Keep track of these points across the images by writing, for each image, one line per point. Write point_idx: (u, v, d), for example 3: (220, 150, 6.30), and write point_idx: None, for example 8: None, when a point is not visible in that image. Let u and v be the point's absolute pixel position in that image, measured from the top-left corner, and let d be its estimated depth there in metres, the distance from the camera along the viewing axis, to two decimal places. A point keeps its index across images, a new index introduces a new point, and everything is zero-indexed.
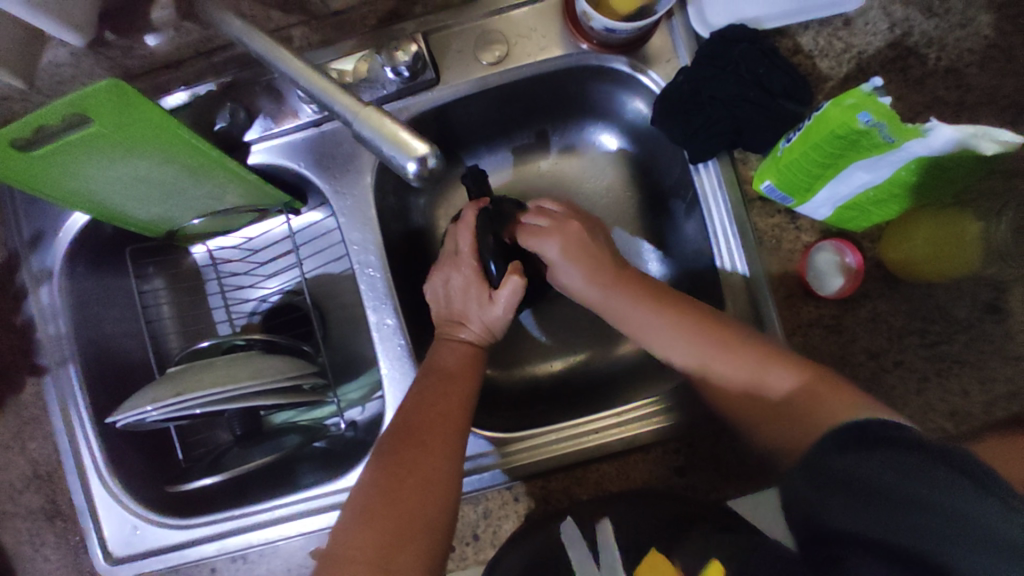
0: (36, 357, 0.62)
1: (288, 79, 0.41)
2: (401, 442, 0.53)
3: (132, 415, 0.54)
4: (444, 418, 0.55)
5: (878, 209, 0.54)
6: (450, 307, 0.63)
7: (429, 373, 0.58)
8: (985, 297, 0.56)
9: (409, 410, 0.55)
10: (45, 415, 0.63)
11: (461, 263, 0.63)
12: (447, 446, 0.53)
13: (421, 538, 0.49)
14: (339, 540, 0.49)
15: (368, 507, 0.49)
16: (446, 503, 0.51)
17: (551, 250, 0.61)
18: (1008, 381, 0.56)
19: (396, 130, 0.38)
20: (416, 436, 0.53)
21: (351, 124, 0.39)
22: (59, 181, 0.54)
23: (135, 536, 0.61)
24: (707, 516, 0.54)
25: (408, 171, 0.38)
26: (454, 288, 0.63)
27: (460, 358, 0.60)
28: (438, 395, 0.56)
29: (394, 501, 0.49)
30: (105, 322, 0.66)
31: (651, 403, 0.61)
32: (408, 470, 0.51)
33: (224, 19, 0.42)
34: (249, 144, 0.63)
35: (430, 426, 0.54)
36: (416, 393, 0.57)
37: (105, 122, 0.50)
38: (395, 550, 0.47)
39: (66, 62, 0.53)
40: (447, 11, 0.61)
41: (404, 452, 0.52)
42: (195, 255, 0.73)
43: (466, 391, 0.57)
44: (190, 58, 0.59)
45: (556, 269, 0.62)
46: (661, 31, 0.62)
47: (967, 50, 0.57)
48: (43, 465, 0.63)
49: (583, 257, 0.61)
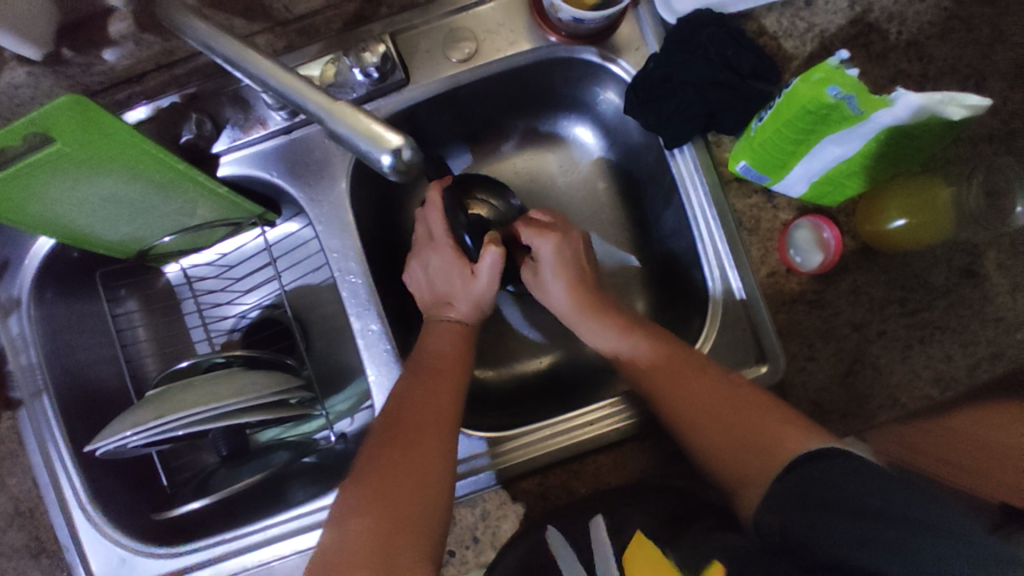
0: (9, 390, 0.59)
1: (256, 81, 0.40)
2: (396, 442, 0.52)
3: (113, 442, 0.52)
4: (436, 415, 0.54)
5: (852, 182, 0.55)
6: (434, 289, 0.63)
7: (420, 369, 0.57)
8: (961, 262, 0.58)
9: (399, 408, 0.54)
10: (22, 448, 0.60)
11: (438, 245, 0.62)
12: (439, 444, 0.53)
13: (417, 538, 0.48)
14: (337, 545, 0.47)
15: (365, 511, 0.48)
16: (442, 502, 0.50)
17: (546, 246, 0.62)
18: (990, 343, 0.58)
19: (371, 124, 0.37)
20: (407, 435, 0.52)
21: (324, 123, 0.38)
22: (21, 207, 0.52)
23: (123, 569, 0.59)
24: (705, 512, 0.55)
25: (384, 165, 0.37)
26: (433, 271, 0.63)
27: (449, 338, 0.60)
28: (430, 391, 0.55)
29: (391, 502, 0.49)
30: (78, 350, 0.63)
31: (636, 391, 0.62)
32: (404, 472, 0.50)
33: (187, 22, 0.41)
34: (217, 156, 0.61)
35: (423, 425, 0.53)
36: (405, 389, 0.56)
37: (68, 140, 0.48)
38: (392, 549, 0.47)
39: (23, 83, 0.51)
40: (413, 11, 0.60)
41: (398, 454, 0.51)
42: (167, 274, 0.71)
43: (455, 390, 0.57)
44: (152, 71, 0.57)
45: (544, 269, 0.63)
46: (628, 20, 0.61)
47: (927, 23, 0.59)
48: (24, 501, 0.60)
49: (567, 264, 0.62)
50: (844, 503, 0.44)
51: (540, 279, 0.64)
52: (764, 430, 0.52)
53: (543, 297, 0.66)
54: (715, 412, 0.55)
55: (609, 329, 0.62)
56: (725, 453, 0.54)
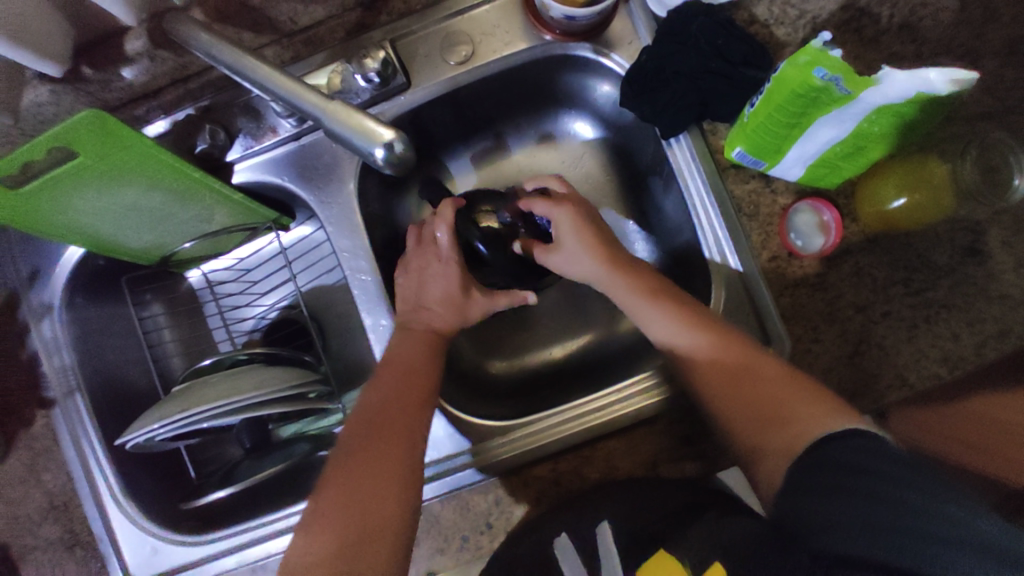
0: (44, 390, 0.63)
1: (254, 85, 0.43)
2: (358, 448, 0.54)
3: (141, 434, 0.56)
4: (398, 417, 0.56)
5: (848, 163, 0.56)
6: (419, 295, 0.63)
7: (383, 373, 0.59)
8: (964, 241, 0.58)
9: (369, 407, 0.57)
10: (57, 445, 0.63)
11: (439, 252, 0.63)
12: (405, 443, 0.55)
13: (381, 536, 0.51)
14: (299, 546, 0.51)
15: (325, 514, 0.51)
16: (405, 501, 0.53)
17: (564, 216, 0.63)
18: (997, 320, 0.58)
19: (364, 120, 0.41)
20: (376, 433, 0.55)
21: (319, 121, 0.42)
22: (51, 217, 0.56)
23: (155, 557, 0.62)
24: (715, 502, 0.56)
25: (378, 157, 0.41)
26: (427, 276, 0.64)
27: (421, 348, 0.60)
28: (389, 396, 0.57)
29: (350, 504, 0.52)
30: (108, 352, 0.67)
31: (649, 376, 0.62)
32: (359, 475, 0.53)
33: (194, 35, 0.43)
34: (231, 164, 0.64)
35: (384, 428, 0.55)
36: (374, 395, 0.58)
37: (90, 153, 0.52)
38: (353, 550, 0.50)
39: (47, 101, 0.55)
40: (411, 17, 0.63)
41: (356, 459, 0.54)
42: (190, 279, 0.75)
43: (425, 387, 0.58)
44: (167, 86, 0.61)
45: (563, 236, 0.63)
46: (620, 15, 0.63)
47: (921, 4, 0.59)
48: (59, 495, 0.63)
49: (584, 230, 0.63)
50: (836, 491, 0.44)
51: (562, 252, 0.64)
52: (790, 411, 0.52)
53: (567, 268, 0.65)
54: (738, 387, 0.55)
55: (640, 300, 0.61)
56: (749, 429, 0.54)
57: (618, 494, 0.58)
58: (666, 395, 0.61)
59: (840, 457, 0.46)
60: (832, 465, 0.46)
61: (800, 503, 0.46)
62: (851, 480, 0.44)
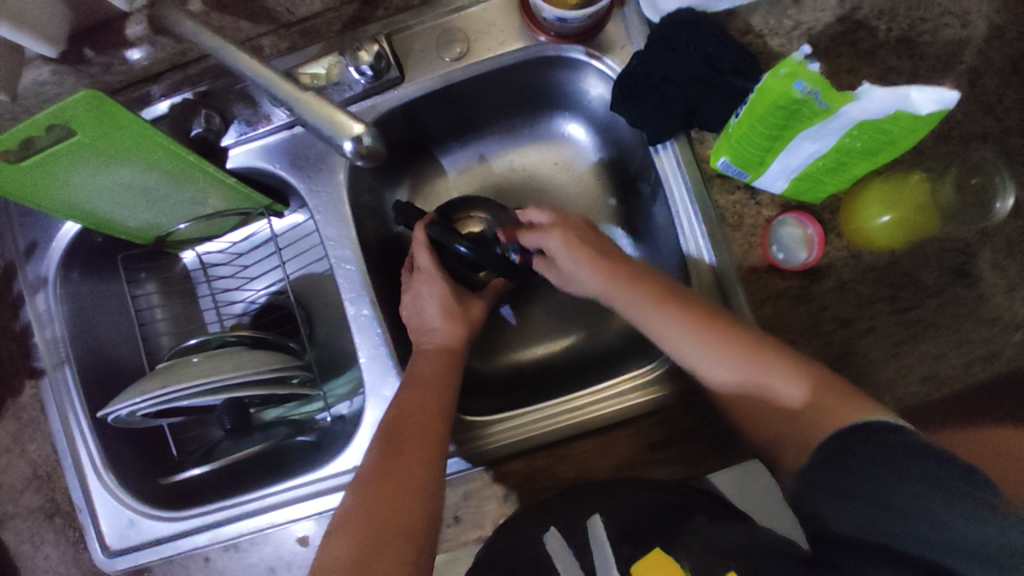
0: (34, 361, 0.65)
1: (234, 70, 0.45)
2: (387, 455, 0.55)
3: (123, 407, 0.58)
4: (422, 426, 0.57)
5: (831, 178, 0.55)
6: (421, 318, 0.65)
7: (406, 385, 0.60)
8: (954, 262, 0.58)
9: (389, 421, 0.58)
10: (43, 416, 0.65)
11: (429, 277, 0.66)
12: (422, 455, 0.55)
13: (399, 544, 0.51)
14: (323, 553, 0.51)
15: (349, 521, 0.52)
16: (424, 509, 0.53)
17: (555, 244, 0.61)
18: (985, 343, 0.57)
19: (333, 113, 0.42)
20: (396, 444, 0.56)
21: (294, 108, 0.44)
22: (48, 192, 0.58)
23: (130, 530, 0.63)
24: (701, 507, 0.58)
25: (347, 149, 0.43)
26: (423, 301, 0.66)
27: (435, 365, 0.62)
28: (414, 405, 0.58)
29: (375, 515, 0.52)
30: (100, 328, 0.69)
31: (646, 374, 0.61)
32: (386, 481, 0.53)
33: (177, 21, 0.45)
34: (226, 149, 0.65)
35: (408, 437, 0.56)
36: (396, 406, 0.59)
37: (87, 132, 0.53)
38: (370, 559, 0.49)
39: (48, 80, 0.57)
40: (406, 13, 0.64)
41: (385, 468, 0.54)
42: (184, 260, 0.76)
43: (441, 397, 0.59)
44: (168, 71, 0.63)
45: (560, 261, 0.62)
46: (614, 19, 0.64)
47: (919, 19, 0.59)
48: (42, 465, 0.65)
49: (584, 251, 0.61)
50: (854, 491, 0.43)
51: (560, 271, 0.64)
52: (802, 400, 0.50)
53: (571, 285, 0.64)
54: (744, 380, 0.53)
55: (641, 298, 0.58)
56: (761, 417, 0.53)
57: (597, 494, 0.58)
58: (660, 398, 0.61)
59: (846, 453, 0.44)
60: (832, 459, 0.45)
61: (803, 494, 0.46)
62: (851, 480, 0.43)
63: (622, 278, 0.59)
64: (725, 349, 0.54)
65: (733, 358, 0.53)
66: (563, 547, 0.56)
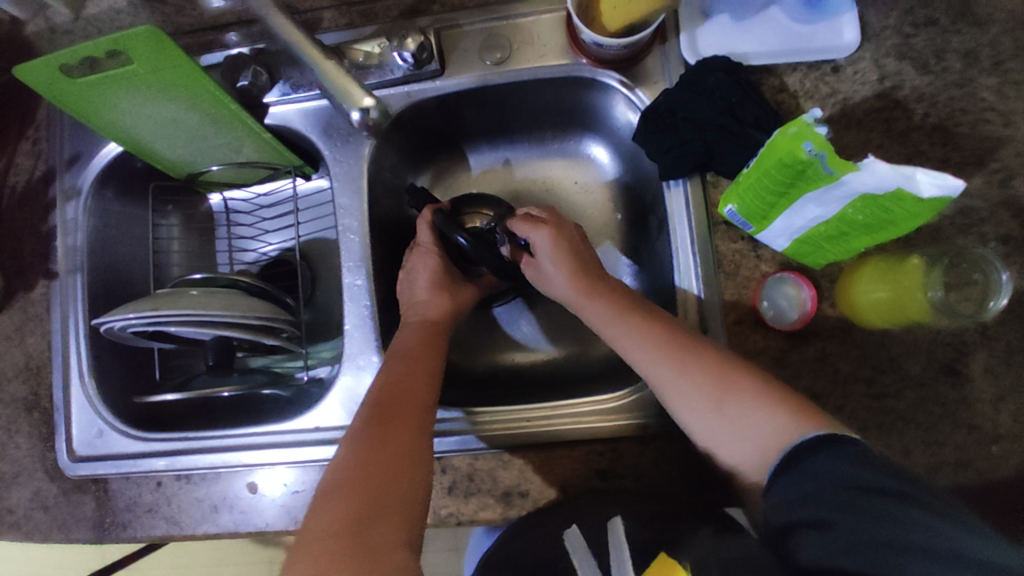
0: (51, 263, 0.70)
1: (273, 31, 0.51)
2: (375, 418, 0.54)
3: (116, 320, 0.61)
4: (409, 394, 0.57)
5: (833, 246, 0.55)
6: (410, 293, 0.68)
7: (395, 357, 0.61)
8: (944, 358, 0.57)
9: (377, 390, 0.57)
10: (46, 314, 0.69)
11: (423, 253, 0.69)
12: (412, 424, 0.55)
13: (393, 511, 0.48)
14: (313, 517, 0.48)
15: (342, 482, 0.49)
16: (417, 477, 0.51)
17: (543, 240, 0.63)
18: (956, 448, 0.55)
19: (348, 85, 0.54)
20: (381, 412, 0.55)
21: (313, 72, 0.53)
22: (99, 112, 0.62)
23: (99, 439, 0.67)
24: (685, 517, 0.54)
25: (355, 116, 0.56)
26: (416, 276, 0.68)
27: (420, 337, 0.63)
28: (402, 374, 0.58)
29: (366, 473, 0.50)
30: (119, 246, 0.74)
31: (606, 402, 0.63)
32: (381, 444, 0.52)
33: None
34: (267, 105, 0.69)
35: (399, 402, 0.56)
36: (381, 376, 0.59)
37: (142, 64, 0.57)
38: (366, 522, 0.46)
39: (122, 8, 0.65)
40: (460, 12, 0.66)
41: (376, 430, 0.53)
42: (210, 202, 0.81)
43: (429, 369, 0.60)
44: (234, 24, 0.68)
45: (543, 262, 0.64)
46: (654, 54, 0.66)
47: (961, 110, 0.59)
48: (35, 358, 0.69)
49: (569, 257, 0.63)
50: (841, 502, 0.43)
51: (542, 270, 0.65)
52: (772, 426, 0.49)
53: (550, 288, 0.65)
54: (720, 412, 0.51)
55: (630, 333, 0.57)
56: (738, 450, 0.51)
57: (564, 512, 0.56)
58: (613, 423, 0.62)
59: (814, 472, 0.45)
60: (802, 479, 0.46)
61: (817, 509, 0.44)
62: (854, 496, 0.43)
63: (608, 303, 0.60)
64: (698, 376, 0.52)
65: (696, 392, 0.52)
66: (587, 555, 0.54)
